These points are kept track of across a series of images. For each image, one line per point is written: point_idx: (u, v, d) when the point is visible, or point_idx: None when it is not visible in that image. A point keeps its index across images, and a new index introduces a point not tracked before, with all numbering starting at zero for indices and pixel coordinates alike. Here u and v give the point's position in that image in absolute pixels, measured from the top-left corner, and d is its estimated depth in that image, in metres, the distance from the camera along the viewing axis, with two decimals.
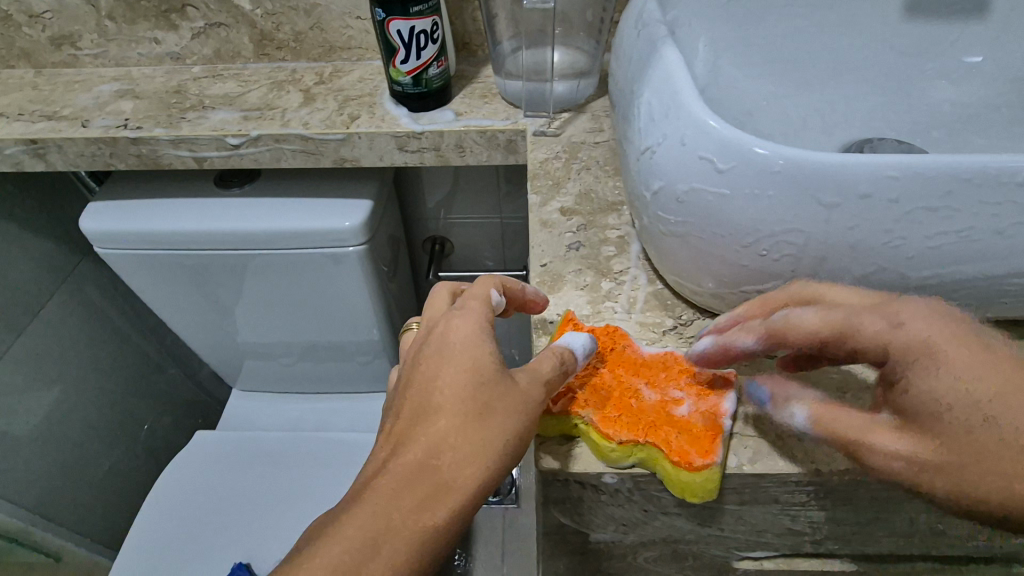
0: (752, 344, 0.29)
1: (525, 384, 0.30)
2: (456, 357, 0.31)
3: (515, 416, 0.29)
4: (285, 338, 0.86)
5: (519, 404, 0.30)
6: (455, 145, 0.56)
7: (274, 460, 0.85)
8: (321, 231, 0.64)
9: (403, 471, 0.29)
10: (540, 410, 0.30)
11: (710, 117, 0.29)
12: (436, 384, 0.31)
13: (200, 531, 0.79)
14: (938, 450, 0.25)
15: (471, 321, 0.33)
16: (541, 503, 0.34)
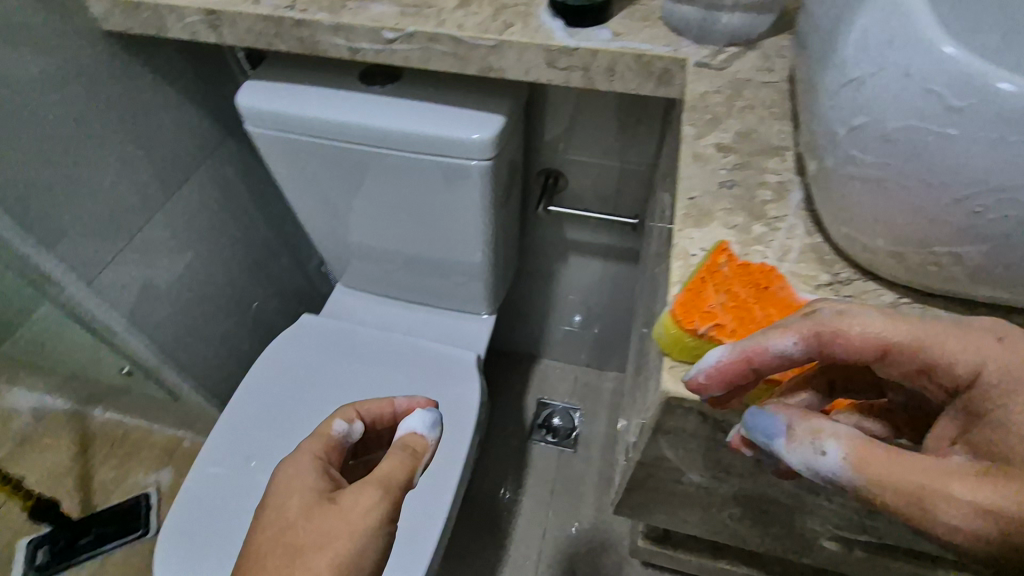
0: (793, 346, 0.27)
1: (354, 497, 0.42)
2: (286, 498, 0.43)
3: (329, 539, 0.40)
4: (392, 245, 0.90)
5: (347, 516, 0.41)
6: (606, 68, 0.54)
7: (370, 355, 0.90)
8: (453, 141, 0.65)
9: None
10: (352, 526, 0.41)
11: (951, 45, 0.26)
12: (278, 522, 0.42)
13: (297, 402, 0.86)
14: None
15: (302, 461, 0.47)
16: (651, 430, 0.35)
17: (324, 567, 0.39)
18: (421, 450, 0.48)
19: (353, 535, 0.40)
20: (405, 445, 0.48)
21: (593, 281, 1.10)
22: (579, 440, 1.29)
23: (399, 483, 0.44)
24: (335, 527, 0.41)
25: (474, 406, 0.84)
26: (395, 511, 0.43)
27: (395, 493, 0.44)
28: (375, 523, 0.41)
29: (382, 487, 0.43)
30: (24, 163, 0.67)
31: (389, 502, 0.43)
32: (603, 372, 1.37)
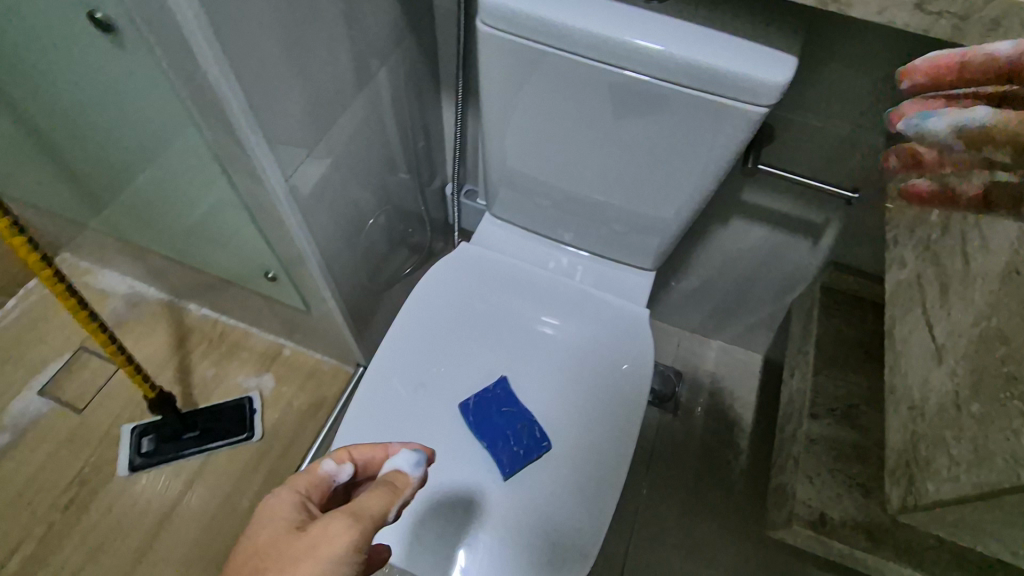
0: (1003, 51, 0.48)
1: (324, 524, 0.42)
2: (263, 526, 0.44)
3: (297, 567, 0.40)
4: (577, 187, 0.83)
5: (315, 544, 0.41)
6: (987, 22, 0.46)
7: (537, 297, 0.86)
8: (746, 80, 0.57)
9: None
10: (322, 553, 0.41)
11: None
12: (248, 557, 0.42)
13: (463, 335, 0.82)
14: None
15: (290, 486, 0.48)
16: None
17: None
18: (401, 489, 0.48)
19: (320, 562, 0.40)
20: (385, 484, 0.48)
21: (745, 249, 1.04)
22: (679, 405, 1.27)
23: (371, 515, 0.44)
24: (300, 553, 0.41)
25: (649, 367, 0.81)
26: (364, 543, 0.42)
27: (368, 524, 0.43)
28: (344, 549, 0.41)
29: (353, 516, 0.43)
30: (254, 33, 0.59)
31: (359, 532, 0.42)
32: (707, 340, 1.34)
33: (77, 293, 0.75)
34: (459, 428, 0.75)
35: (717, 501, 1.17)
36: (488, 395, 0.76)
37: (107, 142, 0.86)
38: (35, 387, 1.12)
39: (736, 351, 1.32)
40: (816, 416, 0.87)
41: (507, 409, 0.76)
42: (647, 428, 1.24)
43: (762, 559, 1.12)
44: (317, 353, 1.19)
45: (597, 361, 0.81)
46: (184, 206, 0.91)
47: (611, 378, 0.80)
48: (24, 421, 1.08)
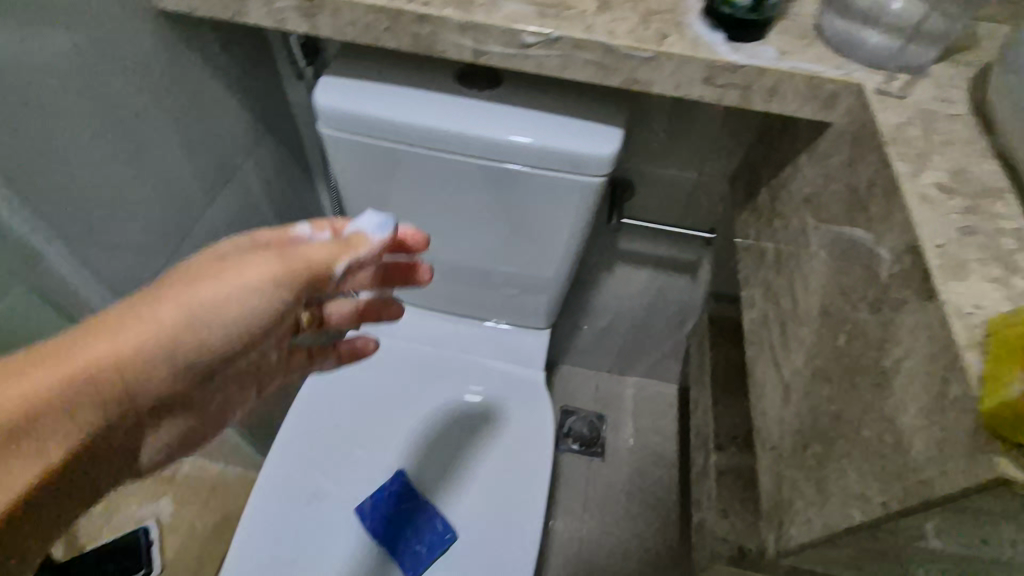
0: None
1: (247, 257, 0.39)
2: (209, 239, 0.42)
3: (198, 282, 0.38)
4: (456, 257, 0.83)
5: (226, 267, 0.39)
6: (768, 89, 0.50)
7: (431, 375, 0.84)
8: (577, 155, 0.61)
9: (98, 315, 0.36)
10: (236, 276, 0.38)
11: None
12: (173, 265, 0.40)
13: (353, 430, 0.78)
14: None
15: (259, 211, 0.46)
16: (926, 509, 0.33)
17: (173, 312, 0.37)
18: (356, 245, 0.42)
19: (227, 285, 0.38)
20: (338, 240, 0.43)
21: (636, 291, 1.07)
22: (606, 448, 1.27)
23: (305, 260, 0.40)
24: (210, 273, 0.38)
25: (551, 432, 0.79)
26: (289, 277, 0.39)
27: (297, 269, 0.39)
28: (259, 279, 0.38)
29: (281, 257, 0.39)
30: (89, 175, 0.57)
31: (284, 266, 0.39)
32: (624, 378, 1.35)
33: None
34: (355, 537, 0.71)
35: (656, 541, 1.16)
36: (383, 494, 0.73)
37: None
38: None
39: (652, 385, 1.35)
40: (721, 449, 0.89)
41: (404, 506, 0.73)
42: (578, 480, 1.23)
43: None
44: (219, 464, 1.10)
45: (497, 434, 0.78)
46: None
47: (513, 449, 0.77)
48: None
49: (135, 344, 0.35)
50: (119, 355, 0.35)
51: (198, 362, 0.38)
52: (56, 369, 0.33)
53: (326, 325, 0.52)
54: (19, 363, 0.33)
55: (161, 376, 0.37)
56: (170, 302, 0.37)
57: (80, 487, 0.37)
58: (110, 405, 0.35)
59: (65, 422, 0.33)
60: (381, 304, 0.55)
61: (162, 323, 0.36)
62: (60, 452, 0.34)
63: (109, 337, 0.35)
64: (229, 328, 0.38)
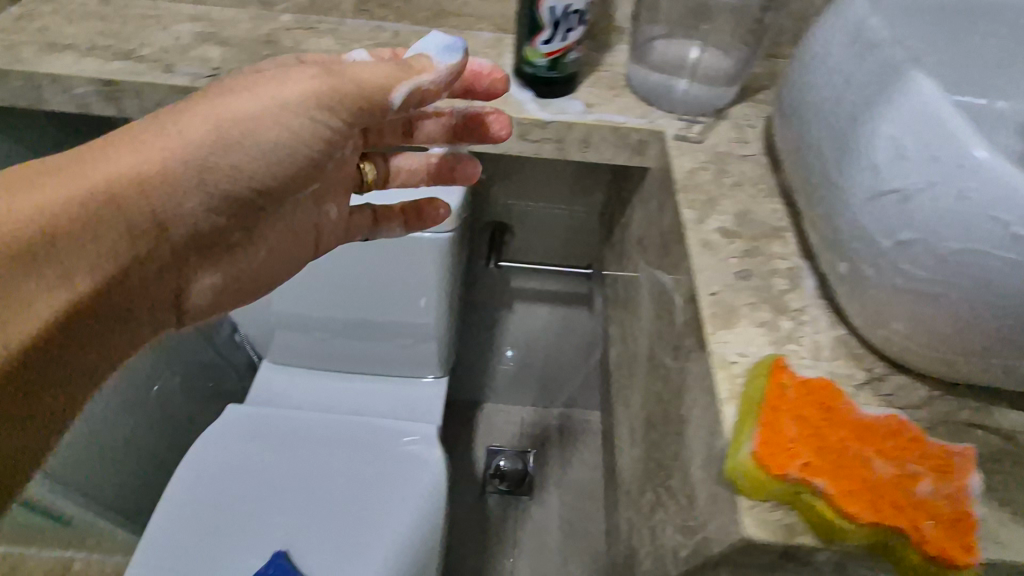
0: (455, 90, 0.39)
1: (279, 69, 0.32)
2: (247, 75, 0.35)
3: (226, 100, 0.31)
4: (336, 314, 0.82)
5: (270, 75, 0.31)
6: (580, 141, 0.51)
7: (320, 443, 0.80)
8: None
9: (124, 127, 0.30)
10: (264, 100, 0.31)
11: (979, 150, 0.27)
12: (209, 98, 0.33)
13: (232, 513, 0.73)
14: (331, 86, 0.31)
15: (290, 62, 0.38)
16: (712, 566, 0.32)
17: (183, 132, 0.29)
18: (421, 68, 0.32)
19: (257, 102, 0.30)
20: (397, 60, 0.32)
21: (540, 327, 1.07)
22: (535, 486, 1.25)
23: (351, 75, 0.31)
24: (245, 84, 0.31)
25: (443, 490, 0.76)
26: (339, 98, 0.31)
27: (336, 79, 0.31)
28: (289, 90, 0.30)
29: (318, 66, 0.31)
30: None
31: (328, 84, 0.31)
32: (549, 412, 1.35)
33: None
34: None
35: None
36: None
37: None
38: None
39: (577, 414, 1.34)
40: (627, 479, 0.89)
41: None
42: (509, 524, 1.21)
43: None
44: None
45: (386, 498, 0.75)
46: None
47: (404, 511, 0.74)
48: None
49: (152, 163, 0.29)
50: (121, 174, 0.28)
51: (232, 194, 0.32)
52: (76, 182, 0.27)
53: (389, 182, 0.43)
54: (38, 170, 0.27)
55: (187, 214, 0.31)
56: (199, 114, 0.30)
57: (109, 365, 0.30)
58: (139, 235, 0.29)
59: (77, 256, 0.27)
60: (454, 163, 0.43)
61: (187, 138, 0.29)
62: (72, 297, 0.27)
63: (134, 151, 0.29)
64: (262, 153, 0.31)
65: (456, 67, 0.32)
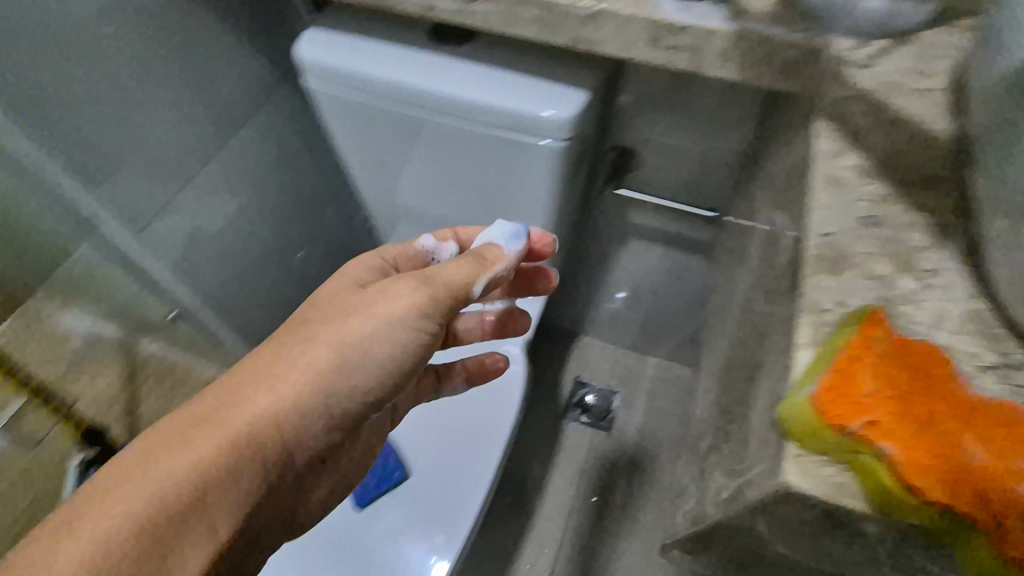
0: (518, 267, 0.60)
1: (383, 287, 0.43)
2: (336, 288, 0.47)
3: (354, 323, 0.41)
4: (450, 210, 0.87)
5: (374, 301, 0.42)
6: (719, 51, 0.46)
7: None
8: (528, 116, 0.60)
9: (260, 358, 0.41)
10: (383, 316, 0.41)
11: None
12: (309, 312, 0.44)
13: None
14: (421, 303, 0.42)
15: (371, 262, 0.52)
16: (748, 511, 0.32)
17: (307, 365, 0.40)
18: (493, 260, 0.46)
19: (372, 321, 0.41)
20: (474, 255, 0.46)
21: (650, 268, 1.03)
22: (614, 424, 1.26)
23: (442, 279, 0.42)
24: (351, 310, 0.42)
25: (518, 390, 0.83)
26: (433, 306, 0.42)
27: (436, 288, 0.42)
28: (396, 312, 0.41)
29: (421, 277, 0.43)
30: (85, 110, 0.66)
31: (426, 295, 0.42)
32: (646, 357, 1.32)
33: None
34: None
35: (648, 522, 1.15)
36: None
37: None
38: None
39: (674, 369, 1.30)
40: None
41: None
42: (580, 451, 1.23)
43: None
44: None
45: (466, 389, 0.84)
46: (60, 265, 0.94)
47: (483, 403, 0.82)
48: None
49: (289, 396, 0.39)
50: (264, 418, 0.38)
51: (345, 410, 0.41)
52: (223, 429, 0.38)
53: (455, 339, 0.61)
54: (199, 422, 0.38)
55: (309, 434, 0.40)
56: (321, 345, 0.41)
57: (243, 560, 0.40)
58: (270, 464, 0.39)
59: (224, 500, 0.37)
60: (509, 317, 0.64)
61: (313, 367, 0.40)
62: (219, 537, 0.37)
63: (267, 386, 0.39)
64: (371, 371, 0.41)
65: (516, 253, 0.48)
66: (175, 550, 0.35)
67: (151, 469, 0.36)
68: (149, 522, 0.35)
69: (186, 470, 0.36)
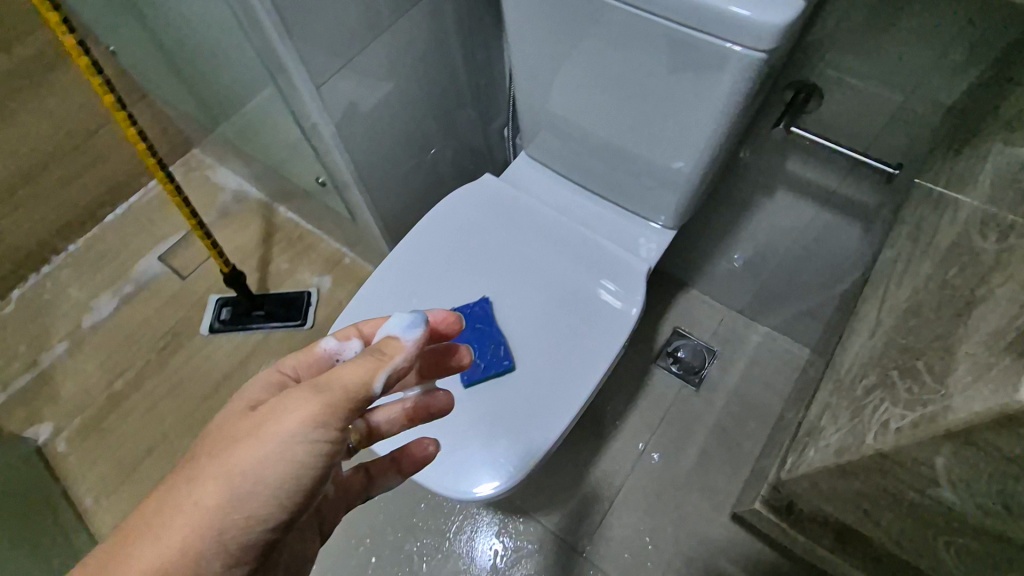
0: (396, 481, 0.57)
1: (278, 402, 0.42)
2: (240, 407, 0.46)
3: (242, 447, 0.41)
4: (598, 129, 0.86)
5: (266, 420, 0.41)
6: None
7: (544, 236, 0.91)
8: (726, 13, 0.60)
9: (151, 502, 0.41)
10: (280, 438, 0.40)
11: None
12: (211, 435, 0.44)
13: (465, 256, 0.90)
14: (318, 412, 0.41)
15: (280, 369, 0.50)
16: (938, 452, 0.31)
17: (199, 505, 0.40)
18: (392, 352, 0.44)
19: (264, 445, 0.40)
20: (372, 350, 0.44)
21: (792, 226, 0.96)
22: (705, 381, 1.23)
23: (335, 384, 0.42)
24: (244, 434, 0.41)
25: (633, 315, 0.84)
26: (326, 415, 0.41)
27: (329, 401, 0.41)
28: (290, 429, 0.40)
29: (312, 388, 0.42)
30: None
31: (320, 405, 0.41)
32: (753, 324, 1.26)
33: (159, 156, 0.92)
34: None
35: (719, 483, 1.13)
36: (468, 311, 0.84)
37: (194, 44, 0.98)
38: (156, 254, 1.38)
39: (782, 342, 1.24)
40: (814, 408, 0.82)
41: (483, 325, 0.83)
42: (664, 399, 1.22)
43: (757, 552, 1.07)
44: (372, 265, 1.33)
45: (580, 309, 0.85)
46: (246, 102, 1.04)
47: (596, 320, 0.84)
48: (145, 278, 1.35)
49: (184, 538, 0.39)
50: (163, 557, 0.38)
51: (250, 539, 0.41)
52: None
53: (375, 438, 0.54)
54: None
55: (212, 571, 0.40)
56: (211, 481, 0.40)
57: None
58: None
59: None
60: (427, 401, 0.56)
61: (203, 506, 0.40)
62: None
63: (168, 527, 0.39)
64: (272, 493, 0.40)
65: (417, 338, 0.46)
66: None
67: None
68: None
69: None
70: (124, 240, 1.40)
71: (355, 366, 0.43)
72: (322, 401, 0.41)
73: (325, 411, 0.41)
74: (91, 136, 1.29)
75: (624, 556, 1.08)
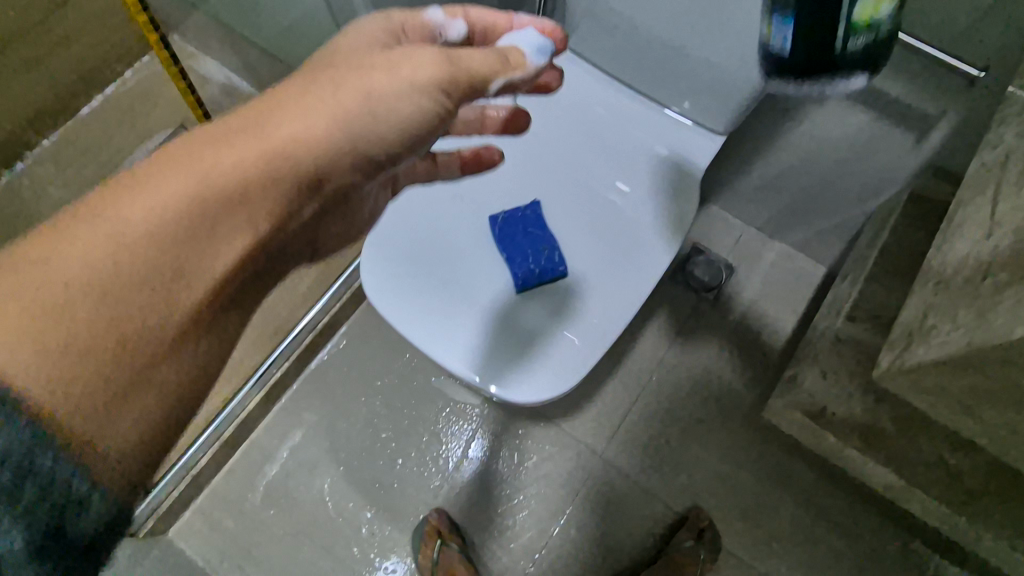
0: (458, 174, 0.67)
1: (411, 53, 0.43)
2: (361, 43, 0.47)
3: (375, 81, 0.42)
4: (652, 26, 0.79)
5: (399, 61, 0.43)
6: None
7: (595, 142, 0.87)
8: None
9: (280, 89, 0.42)
10: (414, 85, 0.43)
11: None
12: (336, 58, 0.45)
13: (512, 159, 0.86)
14: (449, 80, 0.43)
15: (389, 22, 0.50)
16: None
17: (344, 104, 0.41)
18: (515, 64, 0.47)
19: (397, 84, 0.42)
20: (500, 53, 0.46)
21: (837, 137, 0.93)
22: (722, 296, 1.23)
23: (467, 66, 0.44)
24: (381, 66, 0.43)
25: (684, 228, 0.82)
26: (452, 85, 0.44)
27: (459, 73, 0.44)
28: (423, 82, 0.42)
29: (447, 57, 0.43)
30: None
31: (451, 74, 0.43)
32: (773, 240, 1.26)
33: None
34: (485, 237, 0.81)
35: (732, 392, 1.17)
36: (516, 215, 0.81)
37: None
38: (144, 150, 1.26)
39: (799, 259, 1.24)
40: (853, 318, 0.83)
41: (533, 231, 0.80)
42: (682, 312, 1.23)
43: (766, 455, 1.13)
44: None
45: (625, 227, 0.83)
46: None
47: (647, 231, 0.82)
48: None
49: (314, 133, 0.41)
50: (292, 142, 0.40)
51: (360, 160, 0.44)
52: (255, 146, 0.39)
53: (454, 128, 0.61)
54: (241, 125, 0.40)
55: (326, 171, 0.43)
56: (343, 91, 0.42)
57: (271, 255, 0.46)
58: (308, 175, 0.42)
59: (257, 207, 0.40)
60: None
61: (334, 108, 0.41)
62: (253, 235, 0.41)
63: (298, 117, 0.41)
64: (393, 129, 0.43)
65: (540, 63, 0.49)
66: (216, 234, 0.39)
67: (202, 162, 0.38)
68: (198, 210, 0.38)
69: (226, 173, 0.39)
70: (106, 134, 1.28)
71: (488, 61, 0.45)
72: (455, 73, 0.43)
73: (457, 81, 0.44)
74: (59, 10, 1.12)
75: (640, 458, 1.13)
